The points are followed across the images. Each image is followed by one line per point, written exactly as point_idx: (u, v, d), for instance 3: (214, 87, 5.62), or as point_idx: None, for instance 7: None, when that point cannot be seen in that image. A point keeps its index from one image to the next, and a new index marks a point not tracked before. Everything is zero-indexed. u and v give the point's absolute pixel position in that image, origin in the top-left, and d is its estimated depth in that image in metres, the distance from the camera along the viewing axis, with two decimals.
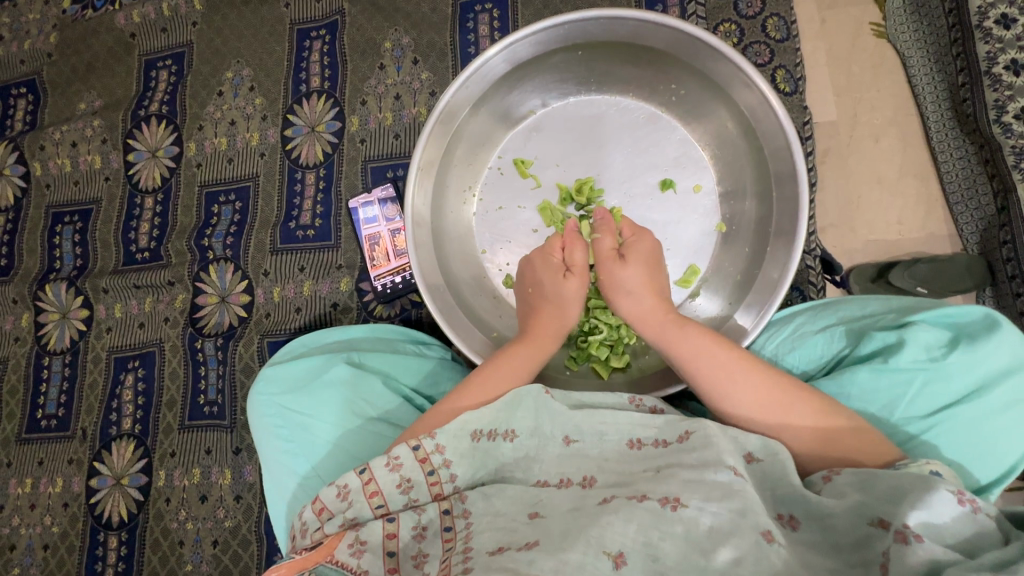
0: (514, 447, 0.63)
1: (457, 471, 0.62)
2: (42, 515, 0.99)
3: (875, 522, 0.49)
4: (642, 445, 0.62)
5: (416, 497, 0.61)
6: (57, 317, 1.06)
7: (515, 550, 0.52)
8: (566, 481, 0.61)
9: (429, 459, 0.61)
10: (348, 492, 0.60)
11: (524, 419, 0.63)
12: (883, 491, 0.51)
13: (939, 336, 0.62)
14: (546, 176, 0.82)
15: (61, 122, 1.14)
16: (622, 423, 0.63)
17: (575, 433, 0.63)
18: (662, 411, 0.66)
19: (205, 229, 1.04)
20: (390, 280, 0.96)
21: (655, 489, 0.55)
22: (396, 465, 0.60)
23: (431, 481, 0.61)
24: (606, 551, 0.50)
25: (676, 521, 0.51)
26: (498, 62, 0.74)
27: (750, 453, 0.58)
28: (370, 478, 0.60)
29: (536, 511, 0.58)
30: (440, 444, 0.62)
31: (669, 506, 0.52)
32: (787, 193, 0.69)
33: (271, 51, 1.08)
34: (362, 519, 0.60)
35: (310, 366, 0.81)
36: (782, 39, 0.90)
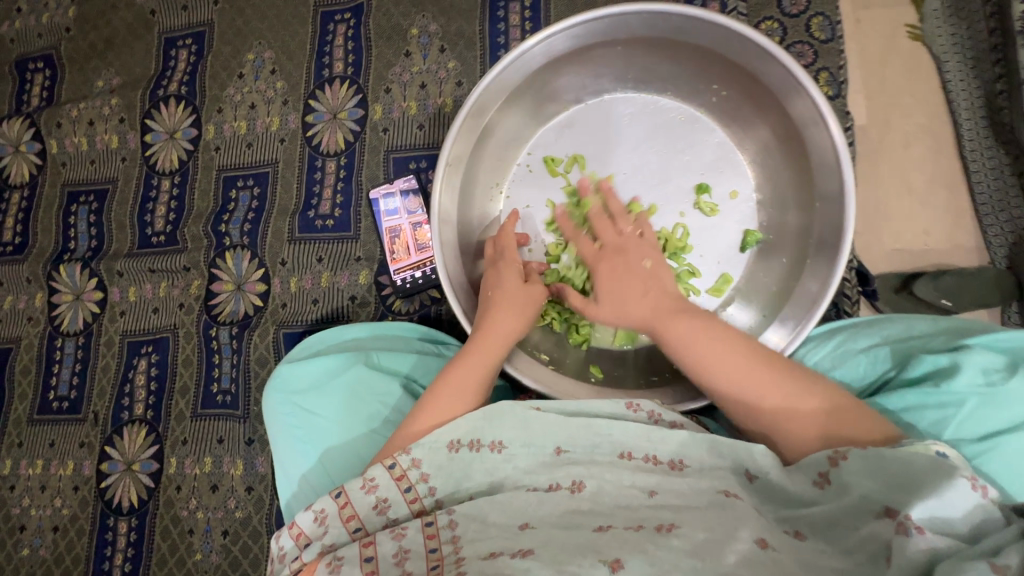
0: (503, 457, 0.62)
1: (435, 484, 0.62)
2: (53, 497, 0.98)
3: (882, 513, 0.49)
4: (632, 457, 0.61)
5: (394, 516, 0.61)
6: (70, 298, 1.04)
7: (509, 557, 0.53)
8: (555, 485, 0.60)
9: (406, 475, 0.62)
10: (325, 517, 0.61)
11: (512, 429, 0.62)
12: (888, 476, 0.50)
13: (995, 362, 0.59)
14: (577, 176, 0.80)
15: (79, 99, 1.11)
16: (616, 435, 0.62)
17: (567, 444, 0.62)
18: (659, 418, 0.64)
19: (223, 215, 1.02)
20: (410, 275, 0.94)
21: (651, 518, 0.55)
22: (372, 487, 0.61)
23: (409, 498, 0.61)
24: (601, 558, 0.50)
25: (673, 537, 0.51)
26: (534, 55, 0.71)
27: (750, 470, 0.57)
28: (346, 501, 0.61)
29: (526, 523, 0.57)
30: (416, 459, 0.62)
31: (664, 529, 0.53)
32: (832, 204, 0.66)
33: (294, 33, 1.05)
34: (340, 543, 0.61)
35: (328, 364, 0.79)
36: (827, 39, 0.87)
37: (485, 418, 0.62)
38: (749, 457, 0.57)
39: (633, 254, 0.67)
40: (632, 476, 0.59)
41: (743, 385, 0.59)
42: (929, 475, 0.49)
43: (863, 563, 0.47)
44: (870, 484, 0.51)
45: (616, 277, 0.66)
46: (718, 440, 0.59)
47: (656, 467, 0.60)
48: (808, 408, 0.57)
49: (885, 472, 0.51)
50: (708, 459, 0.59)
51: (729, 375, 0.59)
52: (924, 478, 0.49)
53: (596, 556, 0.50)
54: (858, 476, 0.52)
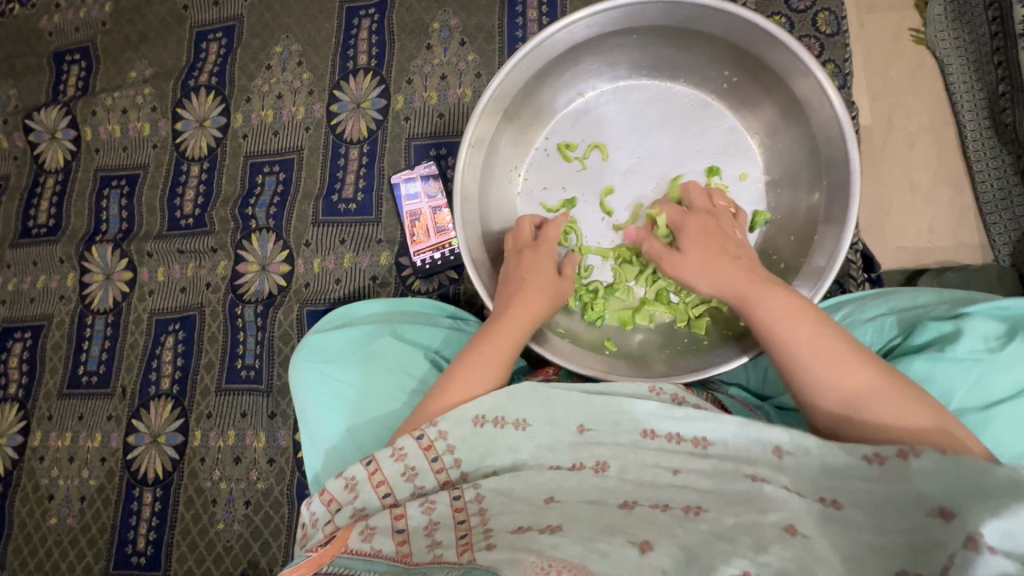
0: (527, 435, 0.65)
1: (461, 456, 0.65)
2: (81, 468, 1.01)
3: (934, 512, 0.50)
4: (655, 435, 0.63)
5: (421, 485, 0.64)
6: (101, 277, 1.09)
7: (537, 532, 0.56)
8: (579, 464, 0.63)
9: (433, 446, 0.64)
10: (355, 484, 0.64)
11: (534, 407, 0.65)
12: (956, 482, 0.49)
13: (995, 329, 0.62)
14: (592, 159, 0.84)
15: (113, 89, 1.16)
16: (638, 413, 0.65)
17: (590, 422, 0.65)
18: (682, 400, 0.67)
19: (250, 198, 1.06)
20: (430, 255, 0.97)
21: (676, 498, 0.58)
22: (401, 456, 0.64)
23: (436, 468, 0.64)
24: (632, 539, 0.54)
25: (700, 521, 0.55)
26: (555, 42, 0.75)
27: (780, 446, 0.59)
28: (376, 469, 0.64)
29: (552, 497, 0.61)
30: (442, 431, 0.65)
31: (692, 512, 0.57)
32: (840, 182, 0.69)
33: (320, 28, 1.10)
34: (370, 508, 0.64)
35: (353, 337, 0.83)
36: (832, 33, 0.91)
37: (507, 396, 0.65)
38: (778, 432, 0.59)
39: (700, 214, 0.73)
40: (655, 457, 0.62)
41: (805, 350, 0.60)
42: (1007, 486, 0.47)
43: (899, 544, 0.50)
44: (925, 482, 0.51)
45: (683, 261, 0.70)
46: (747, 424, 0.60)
47: (679, 444, 0.63)
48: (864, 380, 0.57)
49: (954, 478, 0.50)
50: (730, 433, 0.61)
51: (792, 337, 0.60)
52: (998, 491, 0.47)
53: (626, 537, 0.54)
54: (924, 473, 0.51)
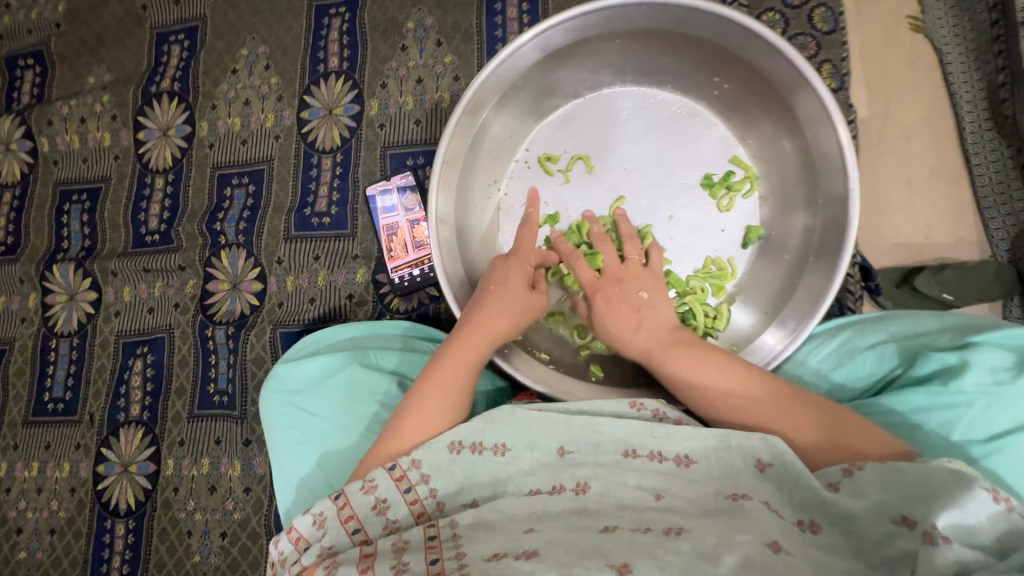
0: (507, 461, 0.61)
1: (436, 485, 0.61)
2: (49, 499, 0.97)
3: (897, 520, 0.49)
4: (637, 455, 0.60)
5: (395, 519, 0.60)
6: (64, 298, 1.03)
7: (513, 559, 0.50)
8: (559, 487, 0.59)
9: (405, 476, 0.61)
10: (324, 520, 0.60)
11: (515, 431, 0.62)
12: (905, 488, 0.50)
13: (1006, 357, 0.59)
14: (576, 173, 0.79)
15: (69, 96, 1.10)
16: (618, 432, 0.62)
17: (570, 443, 0.62)
18: (663, 416, 0.64)
19: (218, 213, 1.00)
20: (408, 272, 0.93)
21: (659, 520, 0.54)
22: (371, 487, 0.60)
23: (409, 499, 0.60)
24: (610, 563, 0.48)
25: (681, 540, 0.50)
26: (532, 49, 0.69)
27: (761, 460, 0.57)
28: (345, 503, 0.60)
29: (532, 527, 0.55)
30: (416, 460, 0.61)
31: (673, 533, 0.52)
32: (838, 199, 0.65)
33: (288, 28, 1.04)
34: (339, 547, 0.59)
35: (325, 364, 0.78)
36: (829, 31, 0.85)
37: (488, 421, 0.62)
38: (763, 445, 0.56)
39: (630, 283, 0.67)
40: (637, 477, 0.58)
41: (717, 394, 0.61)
42: (949, 487, 0.49)
43: (877, 566, 0.48)
44: (885, 493, 0.51)
45: (613, 305, 0.66)
46: (727, 435, 0.58)
47: (662, 464, 0.59)
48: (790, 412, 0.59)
49: (900, 484, 0.50)
50: (712, 450, 0.58)
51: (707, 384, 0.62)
52: (943, 487, 0.49)
53: (604, 560, 0.49)
54: (875, 479, 0.52)
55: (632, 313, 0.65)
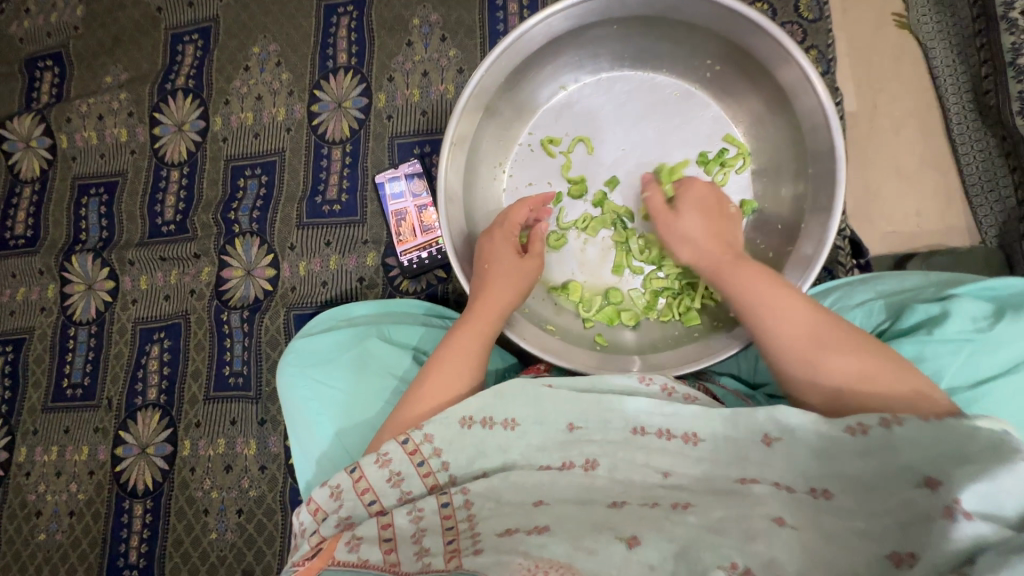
0: (516, 435, 0.63)
1: (449, 459, 0.63)
2: (68, 482, 1.00)
3: (920, 483, 0.49)
4: (645, 432, 0.61)
5: (408, 491, 0.63)
6: (83, 287, 1.07)
7: (524, 534, 0.56)
8: (568, 463, 0.62)
9: (419, 450, 0.63)
10: (341, 492, 0.64)
11: (524, 406, 0.64)
12: (940, 452, 0.49)
13: (984, 307, 0.63)
14: (577, 155, 0.83)
15: (88, 94, 1.14)
16: (628, 410, 0.62)
17: (580, 419, 0.63)
18: (672, 391, 0.65)
19: (232, 202, 1.04)
20: (417, 255, 0.96)
21: (665, 496, 0.57)
22: (385, 461, 0.63)
23: (422, 473, 0.63)
24: (619, 536, 0.53)
25: (688, 514, 0.54)
26: (535, 36, 0.74)
27: (768, 435, 0.57)
28: (360, 476, 0.63)
29: (541, 499, 0.59)
30: (428, 434, 0.64)
31: (680, 508, 0.55)
32: (824, 168, 0.69)
33: (299, 27, 1.08)
34: (356, 517, 0.64)
35: (340, 340, 0.82)
36: (815, 19, 0.90)
37: (496, 397, 0.64)
38: (771, 420, 0.57)
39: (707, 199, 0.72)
40: (645, 456, 0.60)
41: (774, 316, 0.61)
42: (988, 454, 0.47)
43: (889, 527, 0.48)
44: (916, 454, 0.50)
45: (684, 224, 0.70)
46: (735, 416, 0.59)
47: (670, 441, 0.60)
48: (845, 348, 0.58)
49: (936, 446, 0.50)
50: (721, 431, 0.60)
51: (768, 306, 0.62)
52: (978, 456, 0.47)
53: (614, 533, 0.54)
54: (907, 442, 0.51)
55: (706, 229, 0.69)
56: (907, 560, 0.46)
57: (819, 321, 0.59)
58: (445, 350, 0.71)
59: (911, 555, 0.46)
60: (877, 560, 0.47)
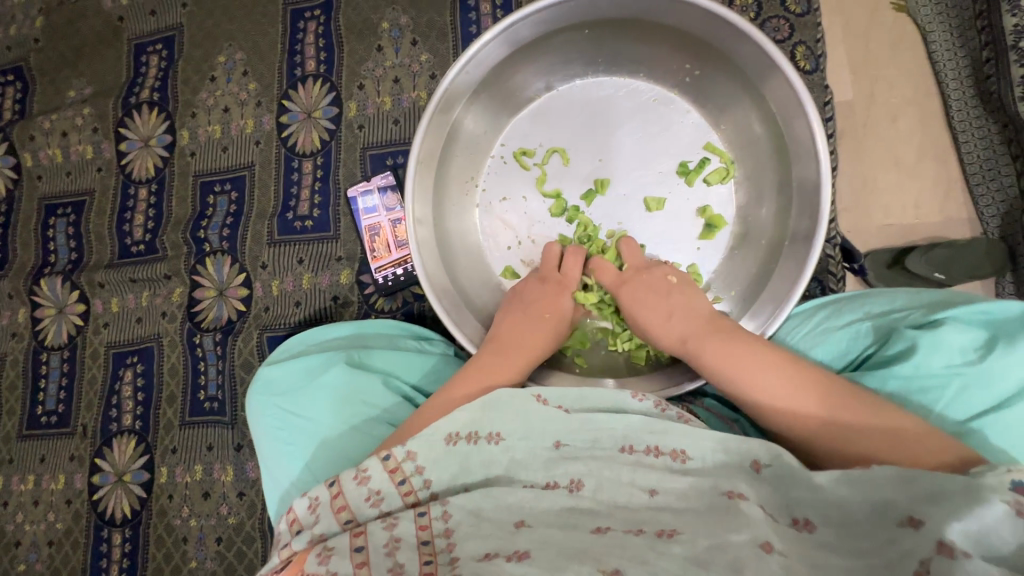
0: (501, 449, 0.60)
1: (431, 476, 0.59)
2: (46, 511, 0.98)
3: (904, 521, 0.47)
4: (634, 450, 0.59)
5: (387, 509, 0.58)
6: (53, 311, 1.04)
7: (504, 560, 0.50)
8: (553, 483, 0.58)
9: (400, 468, 0.59)
10: (318, 505, 0.58)
11: (511, 421, 0.61)
12: (921, 490, 0.48)
13: (974, 336, 0.59)
14: (551, 167, 0.79)
15: (51, 111, 1.10)
16: (618, 427, 0.61)
17: (567, 436, 0.61)
18: (665, 409, 0.63)
19: (201, 220, 1.01)
20: (391, 271, 0.93)
21: (651, 521, 0.53)
22: (365, 478, 0.58)
23: (403, 491, 0.59)
24: (601, 569, 0.47)
25: (673, 543, 0.50)
26: (501, 44, 0.70)
27: (758, 459, 0.56)
28: (338, 491, 0.58)
29: (522, 520, 0.55)
30: (411, 451, 0.59)
31: (665, 535, 0.51)
32: (809, 181, 0.65)
33: (265, 33, 1.04)
34: (331, 534, 0.57)
35: (309, 365, 0.79)
36: (802, 12, 0.85)
37: (483, 410, 0.60)
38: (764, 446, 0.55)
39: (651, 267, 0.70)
40: (631, 474, 0.57)
41: (748, 385, 0.59)
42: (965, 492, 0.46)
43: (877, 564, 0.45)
44: (900, 494, 0.48)
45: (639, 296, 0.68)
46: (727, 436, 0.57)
47: (660, 459, 0.58)
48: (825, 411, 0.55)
49: (918, 487, 0.48)
50: (712, 451, 0.57)
51: (740, 376, 0.59)
52: (956, 494, 0.46)
53: (595, 565, 0.48)
54: (886, 475, 0.50)
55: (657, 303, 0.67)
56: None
57: (794, 387, 0.57)
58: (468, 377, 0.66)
59: None
60: None
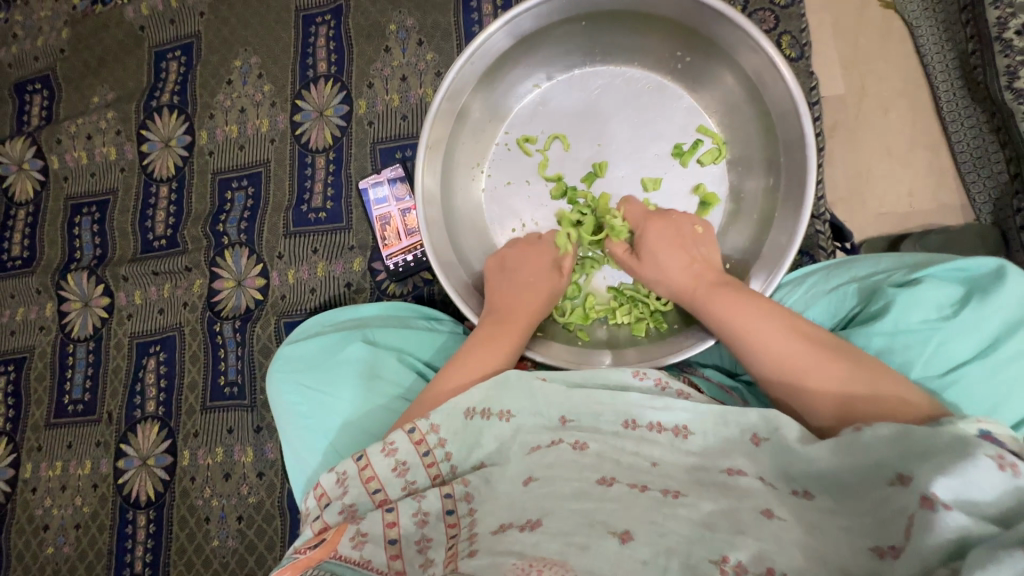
0: (511, 426, 0.64)
1: (451, 449, 0.65)
2: (73, 496, 1.02)
3: (894, 481, 0.49)
4: (637, 426, 0.62)
5: (412, 481, 0.64)
6: (79, 305, 1.09)
7: (517, 529, 0.54)
8: (557, 441, 0.62)
9: (425, 440, 0.65)
10: (346, 478, 0.64)
11: (520, 399, 0.65)
12: (908, 446, 0.49)
13: (950, 292, 0.63)
14: (552, 151, 0.84)
15: (76, 115, 1.16)
16: (619, 403, 0.64)
17: (572, 413, 0.65)
18: (665, 385, 0.67)
19: (220, 215, 1.06)
20: (402, 258, 0.98)
21: (655, 482, 0.57)
22: (391, 450, 0.64)
23: (427, 463, 0.65)
24: (610, 530, 0.51)
25: (678, 505, 0.53)
26: (503, 37, 0.75)
27: (756, 434, 0.58)
28: (366, 464, 0.64)
29: (530, 476, 0.60)
30: (434, 425, 0.65)
31: (670, 495, 0.54)
32: (796, 156, 0.69)
33: (278, 38, 1.10)
34: (360, 506, 0.64)
35: (325, 344, 0.83)
36: (787, 4, 0.90)
37: (498, 387, 0.65)
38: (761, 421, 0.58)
39: (673, 218, 0.75)
40: (635, 445, 0.61)
41: (747, 337, 0.63)
42: (952, 446, 0.47)
43: (869, 523, 0.48)
44: (887, 452, 0.50)
45: (657, 248, 0.74)
46: (724, 414, 0.60)
47: (662, 434, 0.61)
48: (816, 367, 0.59)
49: (905, 443, 0.49)
50: (710, 428, 0.60)
51: (739, 326, 0.64)
52: (942, 449, 0.47)
53: (605, 528, 0.52)
54: (878, 437, 0.51)
55: (676, 254, 0.73)
56: (889, 553, 0.46)
57: (789, 342, 0.61)
58: (470, 352, 0.71)
59: (892, 548, 0.46)
60: (861, 551, 0.47)
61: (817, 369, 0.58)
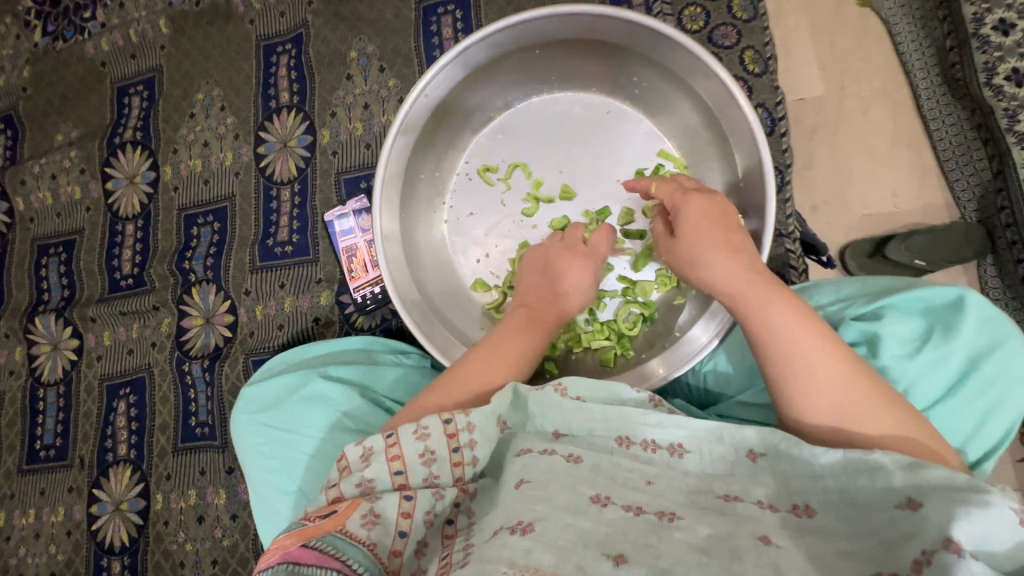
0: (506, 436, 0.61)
1: (479, 454, 0.60)
2: (47, 544, 1.00)
3: (902, 504, 0.47)
4: (631, 443, 0.57)
5: (435, 474, 0.59)
6: (48, 347, 1.07)
7: (506, 532, 0.49)
8: (550, 450, 0.57)
9: (457, 435, 0.60)
10: (372, 454, 0.58)
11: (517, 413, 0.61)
12: (921, 474, 0.48)
13: (911, 326, 0.62)
14: (514, 179, 0.82)
15: (39, 155, 1.15)
16: (612, 417, 0.58)
17: (565, 427, 0.59)
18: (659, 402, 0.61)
19: (186, 251, 1.04)
20: (369, 291, 0.96)
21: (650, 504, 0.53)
22: (423, 435, 0.59)
23: (454, 459, 0.59)
24: (605, 553, 0.47)
25: (675, 528, 0.50)
26: (454, 70, 0.73)
27: (752, 450, 0.54)
28: (395, 442, 0.59)
29: (522, 479, 0.54)
30: (471, 423, 0.60)
31: (665, 518, 0.51)
32: (755, 182, 0.67)
33: (239, 69, 1.08)
34: (379, 484, 0.57)
35: (288, 383, 0.82)
36: (749, 18, 0.88)
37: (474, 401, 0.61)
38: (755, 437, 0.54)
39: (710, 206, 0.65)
40: (629, 464, 0.56)
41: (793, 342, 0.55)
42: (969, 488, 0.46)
43: (872, 547, 0.47)
44: (898, 474, 0.49)
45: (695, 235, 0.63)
46: (720, 427, 0.55)
47: (655, 453, 0.56)
48: (852, 388, 0.54)
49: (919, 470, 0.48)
50: (711, 450, 0.55)
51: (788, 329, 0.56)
52: (958, 488, 0.46)
53: (600, 549, 0.48)
54: (890, 458, 0.49)
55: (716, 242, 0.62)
56: None
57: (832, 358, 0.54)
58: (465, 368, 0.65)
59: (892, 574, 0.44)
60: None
61: (851, 393, 0.53)
